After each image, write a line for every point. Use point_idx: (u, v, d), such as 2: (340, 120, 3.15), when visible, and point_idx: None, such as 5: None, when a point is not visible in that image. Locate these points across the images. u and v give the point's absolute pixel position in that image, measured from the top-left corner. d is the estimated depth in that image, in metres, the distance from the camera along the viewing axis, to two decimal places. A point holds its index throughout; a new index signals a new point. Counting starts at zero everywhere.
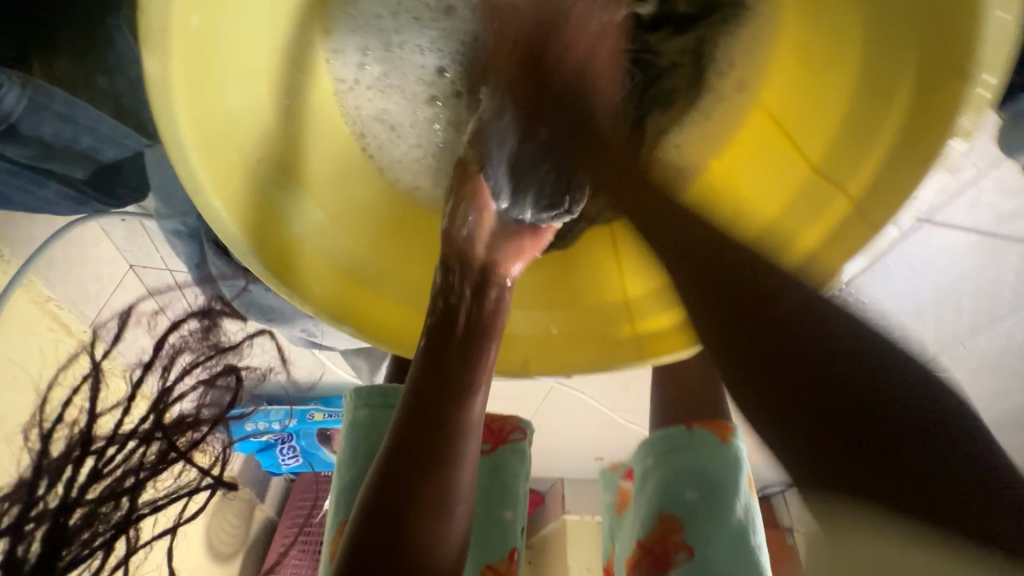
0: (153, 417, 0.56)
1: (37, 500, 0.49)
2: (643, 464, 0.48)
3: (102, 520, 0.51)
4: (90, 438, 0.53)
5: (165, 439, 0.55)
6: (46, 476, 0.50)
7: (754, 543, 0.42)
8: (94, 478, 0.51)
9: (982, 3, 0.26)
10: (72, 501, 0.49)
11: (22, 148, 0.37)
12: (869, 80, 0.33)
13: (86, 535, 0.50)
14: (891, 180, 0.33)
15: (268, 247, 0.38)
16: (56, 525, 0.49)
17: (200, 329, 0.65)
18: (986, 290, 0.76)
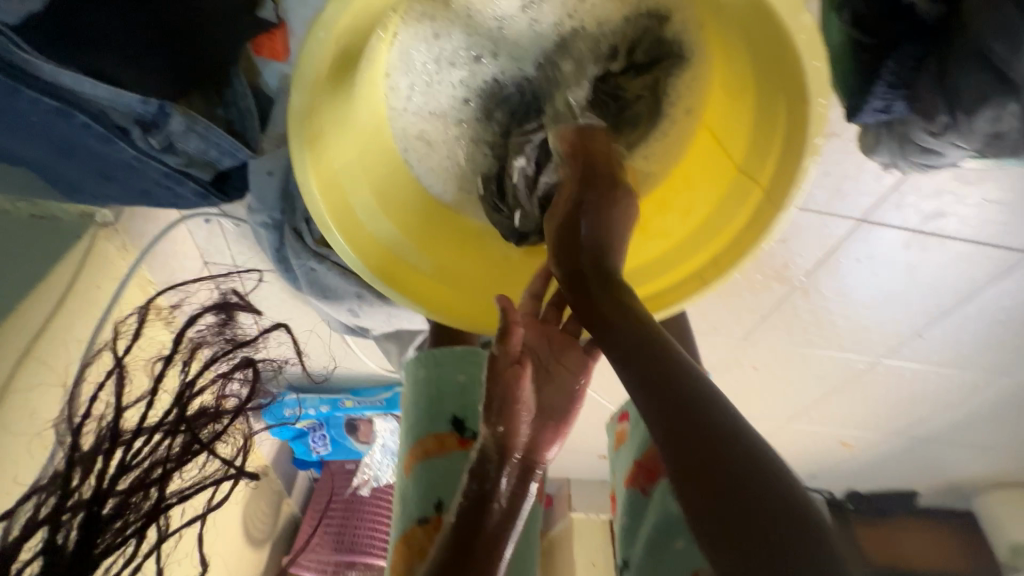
0: (178, 410, 0.48)
1: (71, 490, 0.43)
2: (640, 404, 0.61)
3: (134, 508, 0.44)
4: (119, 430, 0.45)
5: (189, 432, 0.47)
6: (79, 467, 0.44)
7: None
8: (121, 470, 0.44)
9: (805, 53, 0.41)
10: (106, 490, 0.43)
11: (174, 157, 0.52)
12: (760, 105, 0.48)
13: (117, 526, 0.43)
14: (783, 172, 0.47)
15: (346, 231, 0.52)
16: (91, 513, 0.42)
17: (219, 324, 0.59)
18: (931, 283, 0.87)
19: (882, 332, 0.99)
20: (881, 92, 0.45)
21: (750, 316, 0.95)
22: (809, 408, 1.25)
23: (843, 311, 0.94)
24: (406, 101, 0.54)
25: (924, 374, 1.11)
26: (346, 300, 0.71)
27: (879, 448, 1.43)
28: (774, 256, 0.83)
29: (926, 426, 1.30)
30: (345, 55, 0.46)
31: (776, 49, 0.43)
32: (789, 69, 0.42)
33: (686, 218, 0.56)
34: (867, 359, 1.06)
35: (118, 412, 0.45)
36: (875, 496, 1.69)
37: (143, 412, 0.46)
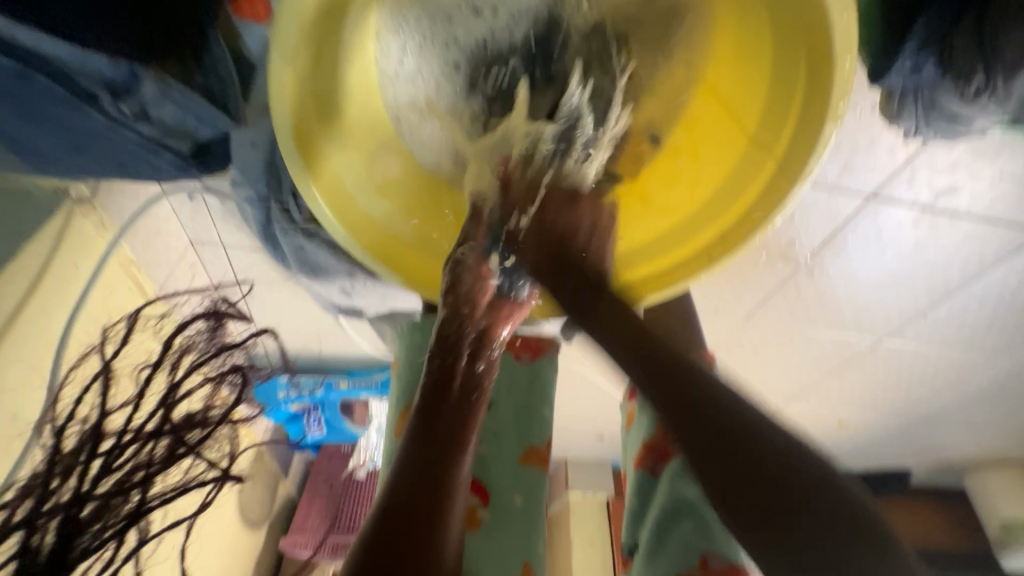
0: (162, 414, 0.47)
1: (49, 493, 0.44)
2: None
3: (112, 510, 0.45)
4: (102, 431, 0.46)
5: (174, 436, 0.47)
6: (59, 473, 0.45)
7: None
8: (104, 471, 0.45)
9: (829, 7, 0.38)
10: (84, 493, 0.44)
11: (150, 125, 0.49)
12: (777, 68, 0.45)
13: (97, 527, 0.44)
14: (801, 138, 0.44)
15: (334, 204, 0.50)
16: (67, 516, 0.43)
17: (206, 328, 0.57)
18: (939, 262, 0.85)
19: (886, 312, 0.97)
20: (911, 52, 0.42)
21: (753, 296, 0.93)
22: (809, 389, 1.24)
23: (847, 291, 0.92)
24: (398, 65, 0.50)
25: (926, 354, 1.09)
26: (335, 276, 0.68)
27: (876, 428, 1.43)
28: (779, 234, 0.80)
29: (925, 406, 1.30)
30: (330, 8, 0.42)
31: (801, 4, 0.40)
32: (810, 23, 0.39)
33: (692, 189, 0.53)
34: (870, 339, 1.05)
35: (102, 414, 0.46)
36: (870, 475, 1.70)
37: (129, 416, 0.46)
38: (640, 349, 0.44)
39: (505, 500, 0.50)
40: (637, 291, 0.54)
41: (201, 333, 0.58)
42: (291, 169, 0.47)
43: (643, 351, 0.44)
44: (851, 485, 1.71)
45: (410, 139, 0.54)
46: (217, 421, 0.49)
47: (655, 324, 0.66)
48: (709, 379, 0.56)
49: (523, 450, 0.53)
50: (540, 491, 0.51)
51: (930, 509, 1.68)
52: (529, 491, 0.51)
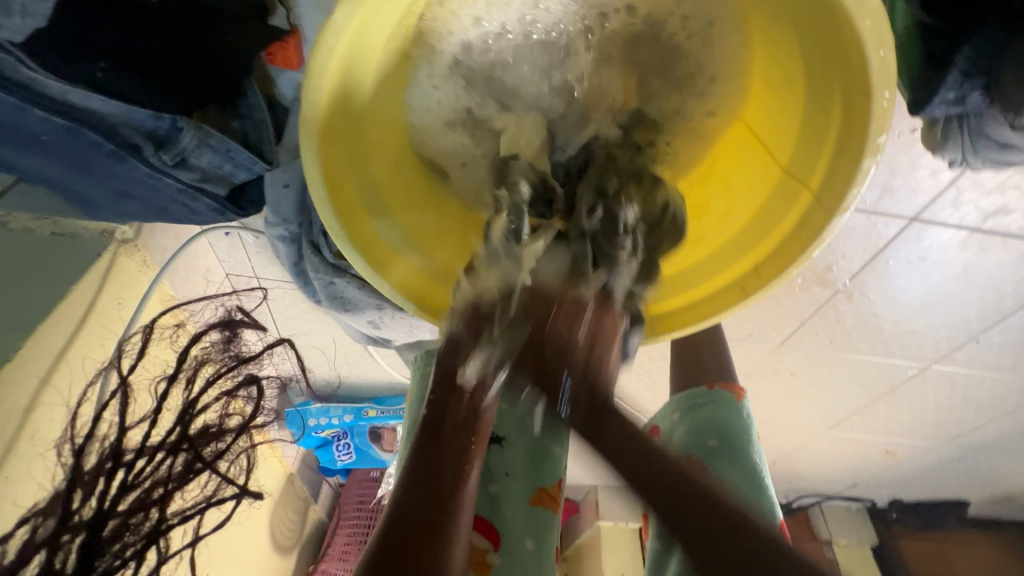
0: (180, 429, 0.52)
1: (73, 511, 0.45)
2: (670, 420, 0.59)
3: (134, 529, 0.47)
4: (120, 451, 0.48)
5: (192, 449, 0.51)
6: (80, 489, 0.46)
7: (766, 482, 0.51)
8: (124, 488, 0.47)
9: (863, 47, 0.36)
10: (106, 510, 0.46)
11: (189, 172, 0.50)
12: (812, 102, 0.43)
13: (116, 546, 0.46)
14: (838, 174, 0.42)
15: (365, 247, 0.50)
16: (91, 535, 0.44)
17: (222, 340, 0.61)
18: (991, 286, 0.81)
19: (934, 337, 0.92)
20: (953, 83, 0.40)
21: (789, 322, 0.90)
22: (852, 416, 1.18)
23: (890, 315, 0.88)
24: (415, 112, 0.51)
25: (980, 380, 1.03)
26: (362, 309, 0.69)
27: (927, 457, 1.35)
28: (815, 259, 0.78)
29: (981, 434, 1.22)
30: (358, 64, 0.42)
31: (835, 42, 0.38)
32: (849, 62, 0.38)
33: (722, 221, 0.52)
34: (917, 365, 1.00)
35: (121, 433, 0.49)
36: (922, 505, 1.61)
37: (147, 433, 0.49)
38: (616, 447, 0.40)
39: (516, 543, 0.50)
40: (664, 326, 0.52)
41: (215, 345, 0.60)
42: (319, 214, 0.46)
43: (623, 447, 0.40)
44: (901, 515, 1.63)
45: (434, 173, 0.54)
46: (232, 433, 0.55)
47: (682, 358, 0.64)
48: (737, 416, 0.55)
49: (533, 492, 0.53)
50: (550, 533, 0.51)
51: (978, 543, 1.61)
52: (536, 530, 0.51)
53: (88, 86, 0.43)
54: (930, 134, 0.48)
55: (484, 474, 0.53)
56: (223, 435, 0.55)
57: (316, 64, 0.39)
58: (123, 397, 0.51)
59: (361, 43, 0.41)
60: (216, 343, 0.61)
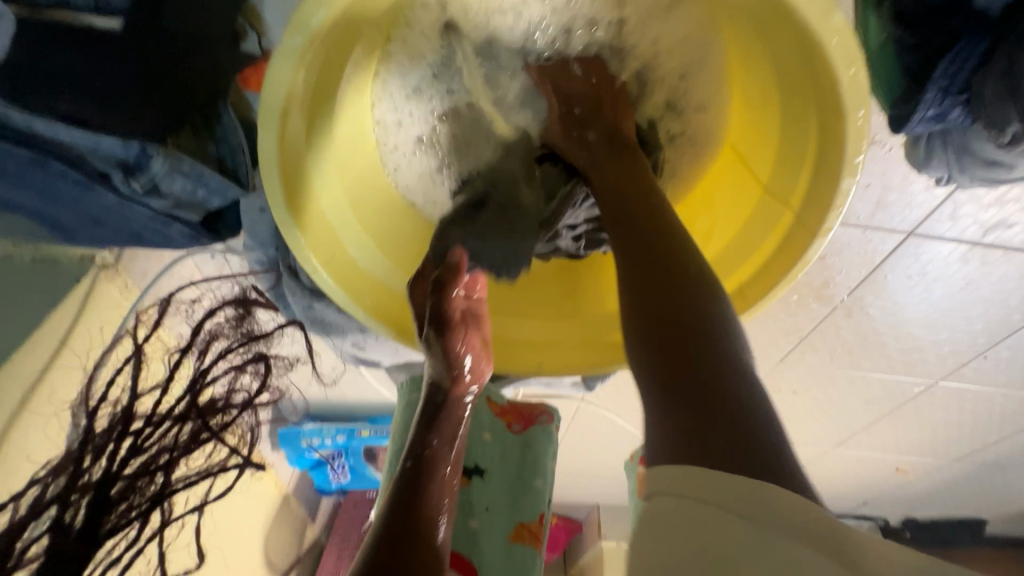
0: (188, 399, 0.51)
1: (84, 470, 0.46)
2: None
3: (139, 492, 0.47)
4: (132, 414, 0.48)
5: (199, 420, 0.51)
6: (89, 451, 0.47)
7: None
8: (133, 451, 0.47)
9: (833, 66, 0.35)
10: (113, 472, 0.46)
11: (161, 198, 0.49)
12: (787, 120, 0.42)
13: (123, 505, 0.46)
14: (818, 193, 0.41)
15: (338, 272, 0.49)
16: (99, 494, 0.45)
17: (234, 318, 0.63)
18: (995, 300, 0.78)
19: (939, 353, 0.89)
20: (933, 99, 0.38)
21: (787, 339, 0.88)
22: (858, 433, 1.15)
23: (892, 330, 0.85)
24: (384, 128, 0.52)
25: (989, 397, 0.99)
26: (345, 332, 0.68)
27: (940, 474, 1.31)
28: (810, 274, 0.76)
29: (994, 451, 1.18)
30: (316, 88, 0.42)
31: (803, 60, 0.37)
32: (820, 81, 0.37)
33: (706, 242, 0.50)
34: (923, 381, 0.97)
35: (133, 396, 0.49)
36: (936, 524, 1.56)
37: (157, 400, 0.49)
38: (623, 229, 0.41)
39: None
40: None
41: (228, 322, 0.63)
42: (287, 240, 0.45)
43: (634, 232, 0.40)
44: (916, 535, 1.58)
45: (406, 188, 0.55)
46: (238, 407, 0.55)
47: None
48: None
49: (513, 528, 0.52)
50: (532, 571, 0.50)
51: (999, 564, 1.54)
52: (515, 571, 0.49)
53: (53, 115, 0.42)
54: (915, 151, 0.46)
55: (463, 510, 0.51)
56: (229, 409, 0.55)
57: (273, 89, 0.39)
58: (136, 366, 0.50)
59: (319, 64, 0.41)
60: (227, 321, 0.64)
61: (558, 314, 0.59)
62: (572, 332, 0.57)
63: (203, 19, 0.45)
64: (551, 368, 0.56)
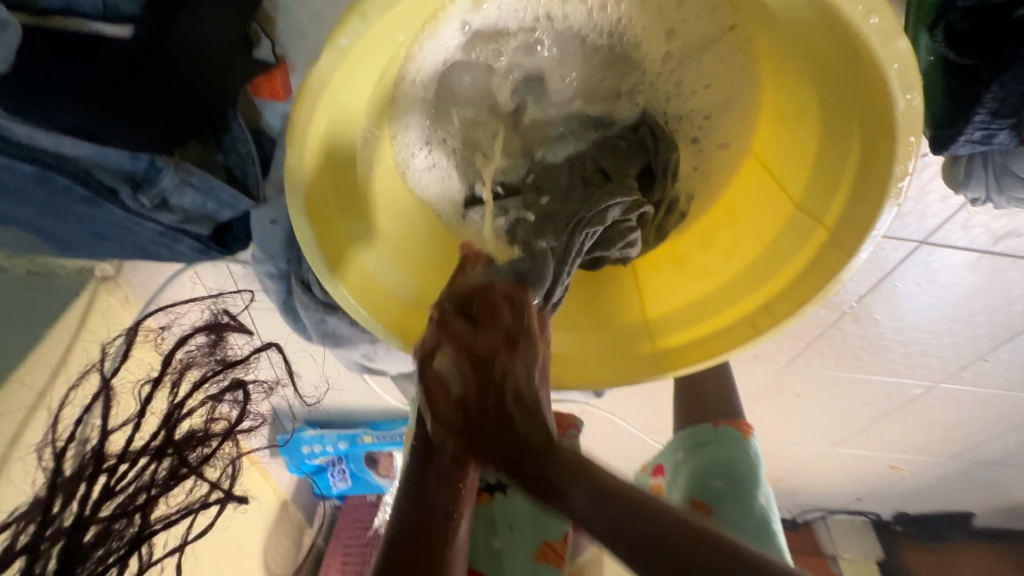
0: (164, 432, 0.46)
1: (52, 517, 0.40)
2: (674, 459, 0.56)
3: (116, 535, 0.42)
4: (102, 453, 0.43)
5: (178, 455, 0.45)
6: (60, 493, 0.42)
7: (775, 531, 0.47)
8: (106, 495, 0.42)
9: (888, 89, 0.34)
10: (86, 518, 0.40)
11: (170, 213, 0.48)
12: (826, 138, 0.41)
13: (98, 553, 0.40)
14: (855, 212, 0.40)
15: (355, 286, 0.47)
16: (71, 541, 0.39)
17: (207, 343, 0.54)
18: (998, 306, 0.79)
19: (942, 356, 0.90)
20: (979, 121, 0.38)
21: (794, 344, 0.88)
22: (857, 433, 1.16)
23: (897, 335, 0.86)
24: (410, 135, 0.48)
25: (986, 398, 1.01)
26: (354, 343, 0.66)
27: (933, 471, 1.33)
28: None
29: (987, 449, 1.20)
30: (341, 110, 0.39)
31: (852, 80, 0.36)
32: (872, 103, 0.36)
33: (729, 256, 0.50)
34: (924, 383, 0.98)
35: (103, 433, 0.44)
36: (926, 519, 1.60)
37: (130, 436, 0.44)
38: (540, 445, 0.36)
39: None
40: (679, 360, 0.51)
41: (202, 348, 0.54)
42: (309, 259, 0.44)
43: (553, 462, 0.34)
44: (906, 528, 1.62)
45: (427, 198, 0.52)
46: (220, 437, 0.49)
47: (687, 385, 0.63)
48: (744, 455, 0.52)
49: (537, 547, 0.51)
50: None
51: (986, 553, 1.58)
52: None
53: (60, 130, 0.40)
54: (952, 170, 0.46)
55: (486, 527, 0.51)
56: (210, 440, 0.49)
57: (298, 118, 0.36)
58: (104, 400, 0.45)
59: (343, 92, 0.38)
60: (200, 347, 0.54)
61: (577, 323, 0.55)
62: (594, 344, 0.54)
63: (218, 26, 0.42)
64: (572, 380, 0.52)
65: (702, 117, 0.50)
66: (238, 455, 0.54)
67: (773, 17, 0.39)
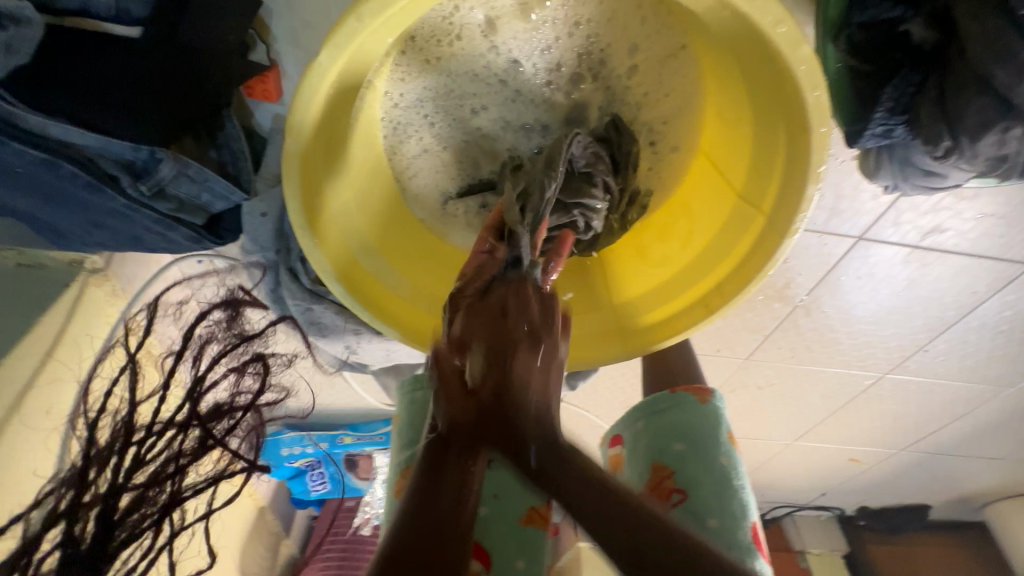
0: (189, 406, 0.49)
1: (90, 483, 0.44)
2: (634, 428, 0.60)
3: (149, 502, 0.45)
4: (134, 425, 0.47)
5: (202, 427, 0.48)
6: (94, 464, 0.45)
7: (736, 482, 0.53)
8: (138, 463, 0.46)
9: (801, 89, 0.41)
10: (119, 484, 0.44)
11: (165, 202, 0.51)
12: (757, 134, 0.48)
13: (134, 517, 0.45)
14: (787, 196, 0.46)
15: (341, 269, 0.50)
16: (106, 507, 0.43)
17: (224, 317, 0.57)
18: (932, 298, 0.87)
19: (887, 347, 0.98)
20: (880, 118, 0.45)
21: (752, 337, 0.95)
22: (816, 426, 1.23)
23: (845, 328, 0.93)
24: (397, 121, 0.52)
25: (929, 388, 1.09)
26: (339, 335, 0.70)
27: (889, 463, 1.41)
28: (774, 275, 0.82)
29: (935, 439, 1.29)
30: (335, 105, 0.44)
31: (773, 84, 0.43)
32: (790, 102, 0.42)
33: (685, 245, 0.56)
34: (872, 374, 1.05)
35: (133, 407, 0.46)
36: (886, 512, 1.68)
37: (158, 408, 0.47)
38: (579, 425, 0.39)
39: (508, 566, 0.51)
40: (643, 339, 0.55)
41: (219, 323, 0.58)
42: (298, 238, 0.47)
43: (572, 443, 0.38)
44: (869, 522, 1.69)
45: (412, 182, 0.56)
46: (242, 408, 0.52)
47: (652, 367, 0.68)
48: (702, 417, 0.57)
49: (524, 512, 0.54)
50: (539, 554, 0.53)
51: (942, 545, 1.66)
52: (525, 552, 0.52)
53: (67, 119, 0.43)
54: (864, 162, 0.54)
55: None
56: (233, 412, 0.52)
57: (297, 108, 0.41)
58: (135, 372, 0.47)
59: (340, 86, 0.42)
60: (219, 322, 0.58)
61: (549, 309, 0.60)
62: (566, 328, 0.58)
63: (217, 29, 0.46)
64: None
65: (661, 122, 0.55)
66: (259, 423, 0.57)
67: (713, 32, 0.44)
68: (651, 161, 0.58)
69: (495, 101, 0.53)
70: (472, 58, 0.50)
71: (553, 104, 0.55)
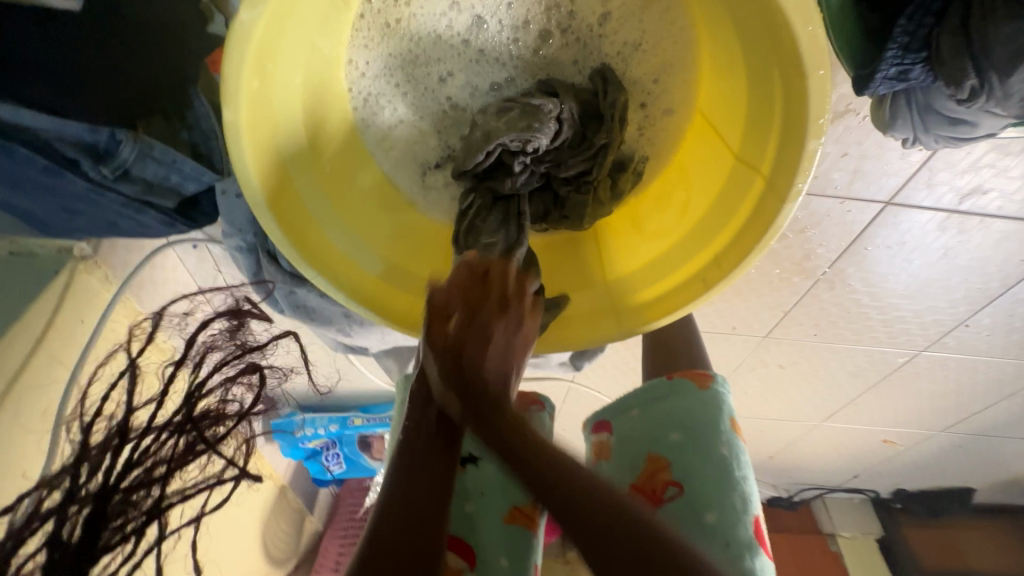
0: (184, 409, 0.44)
1: (79, 487, 0.40)
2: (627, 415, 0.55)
3: (135, 507, 0.41)
4: (128, 427, 0.41)
5: (197, 432, 0.44)
6: (85, 463, 0.41)
7: (738, 475, 0.49)
8: (127, 467, 0.41)
9: (791, 24, 0.36)
10: (110, 485, 0.40)
11: (131, 185, 0.49)
12: (751, 82, 0.42)
13: (118, 522, 0.40)
14: (788, 153, 0.41)
15: (308, 250, 0.46)
16: (97, 508, 0.39)
17: (228, 328, 0.51)
18: (974, 267, 0.79)
19: (922, 323, 0.90)
20: (893, 57, 0.40)
21: (772, 313, 0.89)
22: (846, 406, 1.16)
23: (875, 302, 0.86)
24: (362, 89, 0.49)
25: (972, 366, 1.01)
26: (323, 320, 0.68)
27: (928, 445, 1.33)
28: (792, 247, 0.76)
29: (980, 419, 1.20)
30: (275, 74, 0.41)
31: (764, 20, 0.38)
32: (780, 40, 0.37)
33: (683, 215, 0.51)
34: (907, 352, 0.98)
35: (128, 410, 0.41)
36: (924, 495, 1.59)
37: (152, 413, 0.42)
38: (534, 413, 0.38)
39: (490, 560, 0.47)
40: (639, 317, 0.50)
41: (223, 331, 0.50)
42: (260, 223, 0.43)
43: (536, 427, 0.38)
44: (907, 506, 1.60)
45: (380, 159, 0.53)
46: (236, 418, 0.47)
47: (654, 350, 0.63)
48: (700, 404, 0.52)
49: (507, 509, 0.50)
50: (528, 553, 0.48)
51: (988, 530, 1.57)
52: (512, 549, 0.48)
53: (19, 102, 0.42)
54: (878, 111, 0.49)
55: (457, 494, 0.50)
56: (225, 419, 0.47)
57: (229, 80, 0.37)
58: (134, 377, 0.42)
59: (275, 52, 0.40)
60: (221, 330, 0.51)
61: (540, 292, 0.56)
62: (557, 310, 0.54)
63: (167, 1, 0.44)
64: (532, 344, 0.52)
65: (652, 80, 0.51)
66: (251, 435, 0.52)
67: None
68: (642, 124, 0.54)
69: (466, 62, 0.50)
70: (433, 18, 0.47)
71: (527, 63, 0.51)
